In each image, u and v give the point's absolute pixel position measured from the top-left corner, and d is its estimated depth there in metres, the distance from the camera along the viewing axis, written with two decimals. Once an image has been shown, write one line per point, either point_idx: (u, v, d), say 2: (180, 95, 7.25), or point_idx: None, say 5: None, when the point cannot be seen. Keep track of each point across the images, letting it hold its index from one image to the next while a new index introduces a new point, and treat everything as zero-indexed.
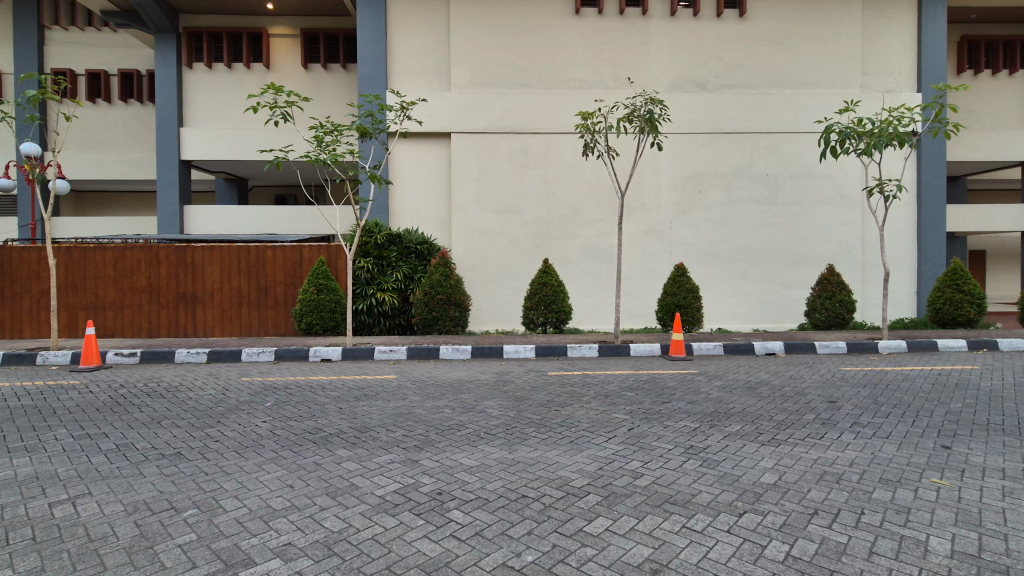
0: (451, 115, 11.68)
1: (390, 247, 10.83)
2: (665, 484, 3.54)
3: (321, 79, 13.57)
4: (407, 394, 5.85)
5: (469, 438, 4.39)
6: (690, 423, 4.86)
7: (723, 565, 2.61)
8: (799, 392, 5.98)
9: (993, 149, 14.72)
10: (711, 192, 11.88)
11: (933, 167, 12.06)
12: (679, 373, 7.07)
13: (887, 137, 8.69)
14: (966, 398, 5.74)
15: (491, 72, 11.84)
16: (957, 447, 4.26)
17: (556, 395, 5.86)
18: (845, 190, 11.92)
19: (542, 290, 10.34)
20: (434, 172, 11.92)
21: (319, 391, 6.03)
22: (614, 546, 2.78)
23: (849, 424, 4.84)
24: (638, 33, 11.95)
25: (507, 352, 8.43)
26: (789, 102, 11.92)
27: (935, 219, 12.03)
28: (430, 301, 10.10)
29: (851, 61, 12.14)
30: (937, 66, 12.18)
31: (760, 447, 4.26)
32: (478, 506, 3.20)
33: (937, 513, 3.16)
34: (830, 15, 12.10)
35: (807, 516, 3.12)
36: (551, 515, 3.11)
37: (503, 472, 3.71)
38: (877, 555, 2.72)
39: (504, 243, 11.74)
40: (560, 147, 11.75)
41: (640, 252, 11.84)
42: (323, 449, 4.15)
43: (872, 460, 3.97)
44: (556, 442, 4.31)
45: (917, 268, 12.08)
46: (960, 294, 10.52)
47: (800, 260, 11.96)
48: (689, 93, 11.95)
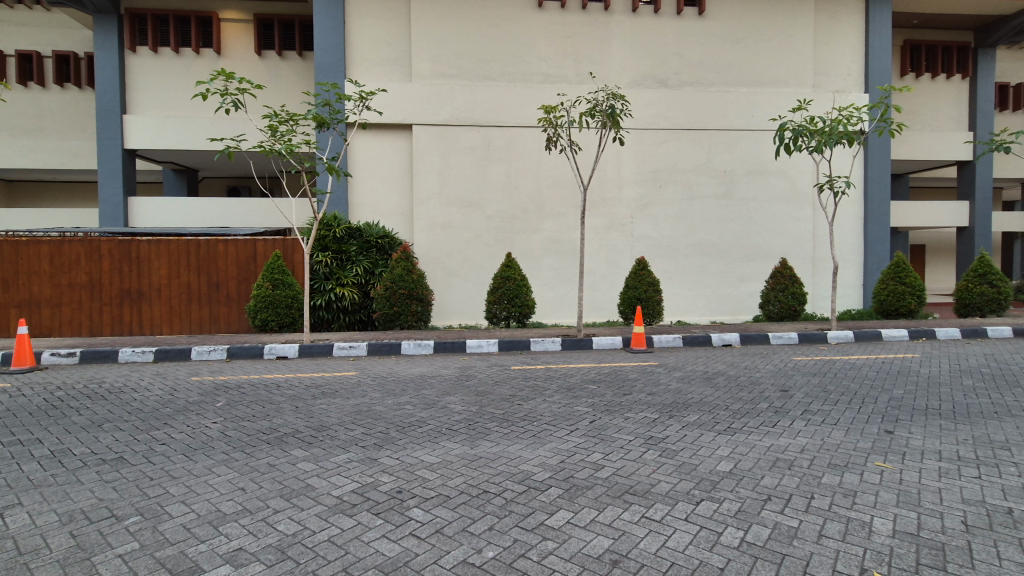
0: (412, 107, 11.48)
1: (350, 241, 10.57)
2: (625, 474, 3.58)
3: (276, 66, 13.11)
4: (367, 391, 5.73)
5: (430, 435, 4.33)
6: (650, 414, 4.93)
7: (681, 553, 2.66)
8: (753, 382, 6.18)
9: (934, 149, 15.52)
10: (671, 187, 12.10)
11: (879, 165, 12.65)
12: (640, 365, 7.17)
13: (836, 135, 9.04)
14: (908, 385, 6.07)
15: (453, 64, 11.69)
16: (899, 432, 4.48)
17: (518, 389, 5.86)
18: (798, 186, 12.37)
19: (505, 284, 10.27)
20: (394, 164, 11.70)
21: (274, 390, 5.84)
22: (575, 539, 2.79)
23: (800, 412, 5.02)
24: (600, 28, 12.02)
25: (470, 347, 8.36)
26: (746, 100, 12.24)
27: (882, 213, 12.60)
28: (392, 296, 9.90)
29: (804, 61, 12.57)
30: (883, 68, 12.73)
31: (717, 436, 4.36)
32: (439, 503, 3.16)
33: (881, 495, 3.31)
34: (785, 15, 12.46)
35: (761, 502, 3.22)
36: (513, 510, 3.09)
37: (465, 468, 3.67)
38: (825, 538, 2.82)
39: (467, 238, 11.65)
40: (523, 140, 11.74)
41: (602, 246, 11.97)
42: (278, 449, 4.01)
43: (821, 446, 4.13)
44: (518, 437, 4.31)
45: (863, 261, 12.67)
46: (903, 286, 11.04)
47: (755, 254, 12.34)
48: (650, 89, 12.11)
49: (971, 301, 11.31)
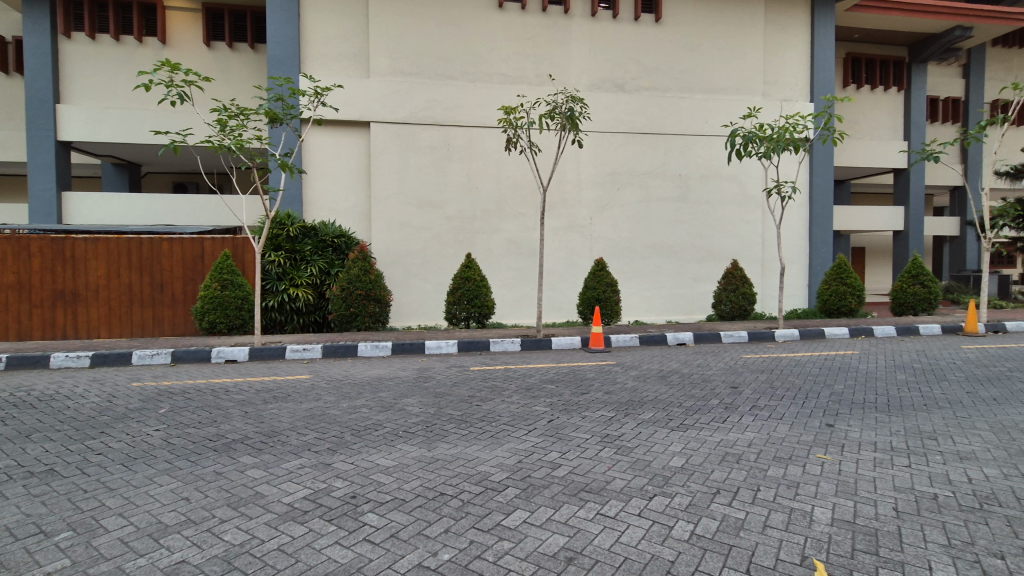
0: (370, 104, 11.28)
1: (304, 240, 10.29)
2: (582, 472, 3.63)
3: (226, 59, 12.62)
4: (321, 395, 5.59)
5: (386, 438, 4.27)
6: (607, 413, 5.02)
7: (633, 548, 2.72)
8: (705, 379, 6.39)
9: (872, 156, 16.43)
10: (629, 189, 12.35)
11: (824, 171, 13.30)
12: (598, 365, 7.28)
13: (784, 142, 9.43)
14: (847, 380, 6.41)
15: (412, 62, 11.56)
16: (839, 425, 4.72)
17: (478, 390, 5.85)
18: (748, 191, 12.85)
19: (465, 285, 10.22)
20: (351, 161, 11.46)
21: (222, 395, 5.62)
22: (531, 538, 2.80)
23: (748, 408, 5.22)
24: (560, 31, 12.14)
25: (429, 348, 8.29)
26: (700, 106, 12.62)
27: (825, 217, 13.26)
28: (348, 296, 9.67)
29: (754, 71, 13.08)
30: (827, 79, 13.38)
31: (670, 433, 4.48)
32: (394, 507, 3.11)
33: (821, 486, 3.48)
34: (737, 25, 12.93)
35: (710, 495, 3.32)
36: (469, 512, 3.08)
37: (421, 471, 3.63)
38: (769, 528, 2.94)
39: (427, 237, 11.54)
40: (482, 140, 11.73)
41: (561, 247, 12.10)
42: (225, 456, 3.86)
43: (767, 440, 4.31)
44: (476, 438, 4.29)
45: (808, 263, 13.29)
46: (844, 286, 11.63)
47: (709, 255, 12.75)
48: (609, 93, 12.32)
49: (905, 300, 12.03)
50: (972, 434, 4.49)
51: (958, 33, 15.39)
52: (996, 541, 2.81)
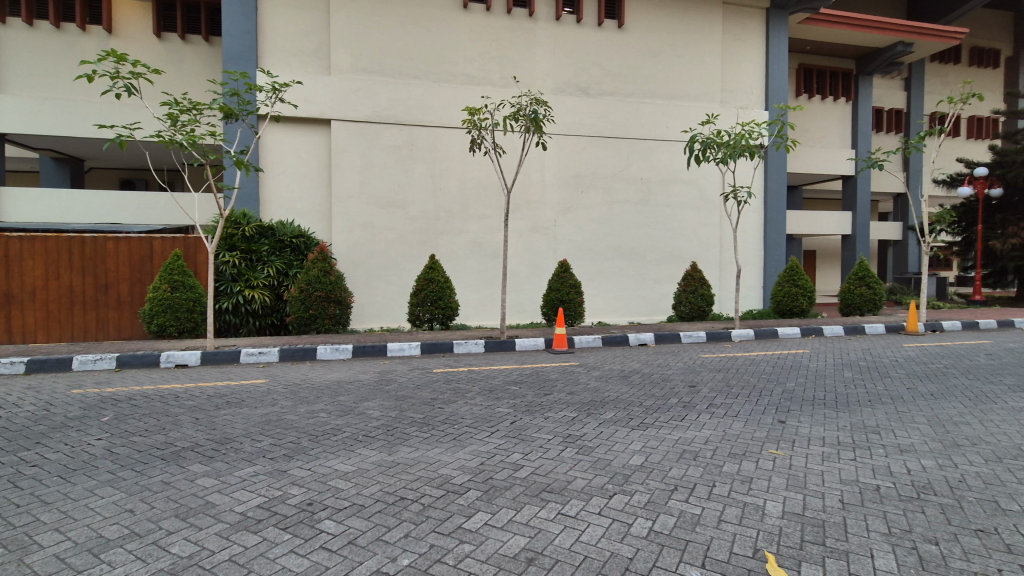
0: (331, 101, 11.05)
1: (261, 240, 10.04)
2: (543, 473, 3.65)
3: (178, 51, 12.13)
4: (277, 400, 5.43)
5: (345, 443, 4.18)
6: (569, 413, 5.07)
7: (593, 547, 2.74)
8: (665, 379, 6.53)
9: (823, 163, 17.15)
10: (592, 192, 12.51)
11: (777, 177, 13.82)
12: (561, 365, 7.34)
13: (740, 148, 9.74)
14: (798, 377, 6.68)
15: (375, 59, 11.39)
16: (791, 421, 4.91)
17: (440, 392, 5.80)
18: (707, 195, 13.24)
19: (429, 287, 10.12)
20: (311, 159, 11.21)
21: (171, 401, 5.38)
22: (492, 540, 2.80)
23: (705, 406, 5.37)
24: (524, 33, 12.21)
25: (392, 351, 8.18)
26: (661, 112, 12.93)
27: (778, 221, 13.78)
28: (307, 298, 9.41)
29: (712, 78, 13.49)
30: (781, 88, 13.92)
31: (630, 431, 4.56)
32: (353, 513, 3.05)
33: (773, 480, 3.60)
34: (697, 34, 13.31)
35: (668, 492, 3.39)
36: (430, 515, 3.05)
37: (381, 475, 3.58)
38: (724, 522, 3.03)
39: (390, 238, 11.39)
40: (447, 141, 11.67)
41: (525, 249, 12.14)
42: (174, 465, 3.70)
43: (722, 437, 4.44)
44: (438, 441, 4.25)
45: (763, 265, 13.78)
46: (796, 288, 12.10)
47: (669, 257, 13.07)
48: (572, 96, 12.46)
49: (853, 301, 12.62)
50: (912, 428, 4.74)
51: (900, 48, 16.28)
52: (930, 528, 2.98)
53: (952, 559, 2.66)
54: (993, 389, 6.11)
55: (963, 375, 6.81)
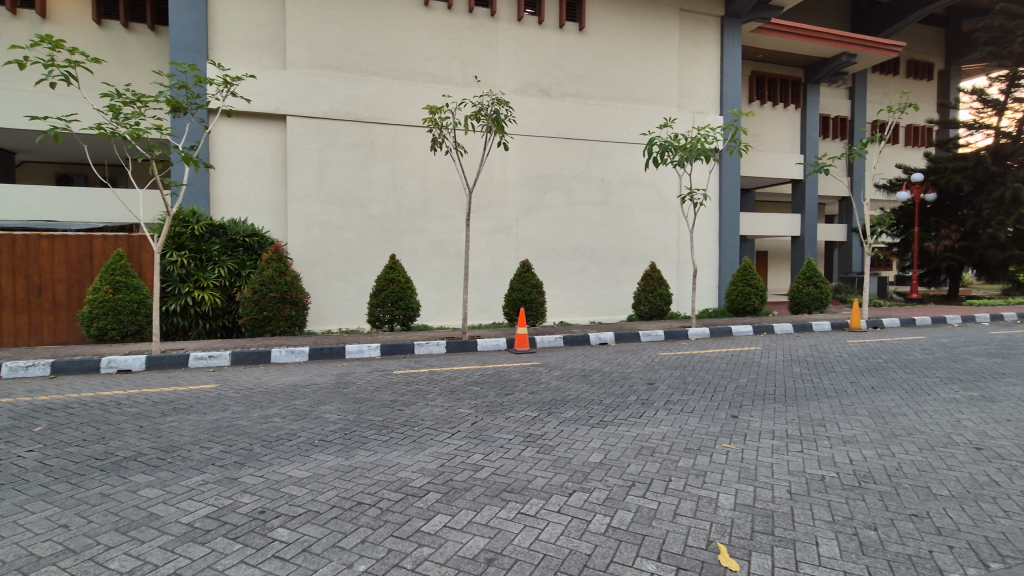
0: (287, 97, 10.74)
1: (211, 239, 9.69)
2: (504, 473, 3.65)
3: (121, 40, 11.54)
4: (228, 405, 5.22)
5: (301, 448, 4.07)
6: (531, 412, 5.09)
7: (552, 544, 2.76)
8: (624, 377, 6.64)
9: (773, 167, 17.85)
10: (554, 192, 12.61)
11: (731, 180, 14.30)
12: (523, 365, 7.37)
13: (696, 152, 10.01)
14: (750, 374, 6.92)
15: (333, 55, 11.13)
16: (743, 415, 5.09)
17: (400, 394, 5.71)
18: (665, 197, 13.58)
19: (389, 287, 9.96)
20: (266, 156, 10.86)
21: (112, 408, 5.10)
22: (451, 542, 2.77)
23: (662, 403, 5.49)
24: (486, 33, 12.19)
25: (350, 353, 8.01)
26: (621, 115, 13.17)
27: (732, 223, 14.26)
28: (261, 299, 9.10)
29: (671, 83, 13.84)
30: (735, 94, 14.40)
31: (590, 429, 4.62)
32: (307, 520, 2.96)
33: (726, 473, 3.73)
34: (655, 39, 13.62)
35: (626, 488, 3.46)
36: (388, 520, 2.99)
37: (338, 480, 3.49)
38: (679, 516, 3.10)
39: (349, 238, 11.16)
40: (407, 140, 11.53)
41: (488, 249, 12.12)
42: (114, 476, 3.51)
43: (678, 433, 4.55)
44: (397, 443, 4.19)
45: (718, 266, 14.24)
46: (749, 287, 12.53)
47: (629, 257, 13.33)
48: (534, 97, 12.53)
49: (801, 299, 13.19)
50: (854, 420, 4.99)
51: (845, 58, 17.16)
52: (870, 515, 3.14)
53: (889, 543, 2.82)
54: (927, 381, 6.51)
55: (900, 369, 7.22)
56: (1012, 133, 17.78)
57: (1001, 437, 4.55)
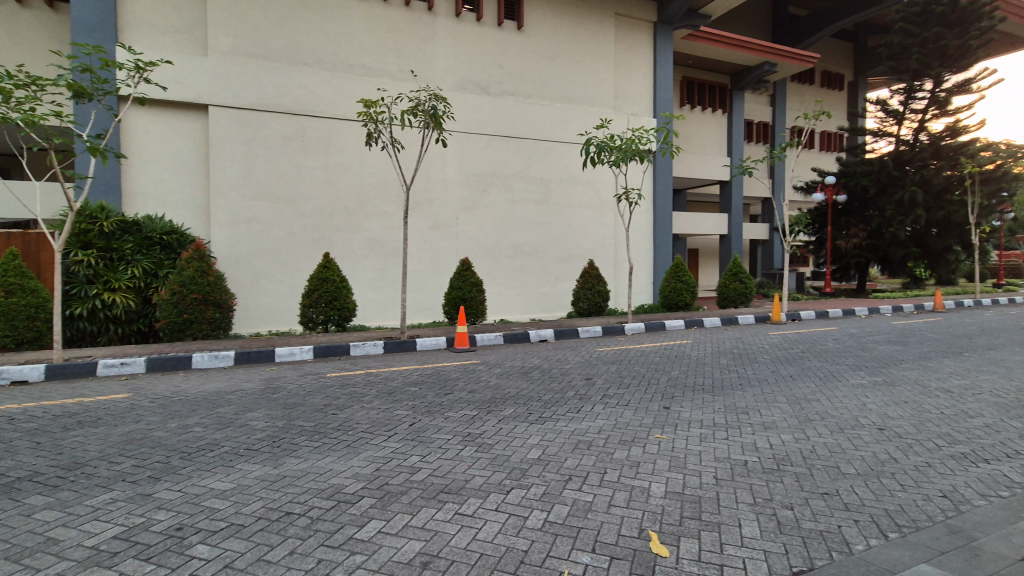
0: (209, 85, 10.12)
1: (123, 237, 8.99)
2: (441, 474, 3.61)
3: (14, 16, 10.46)
4: (142, 416, 4.85)
5: (224, 458, 3.84)
6: (470, 411, 5.06)
7: (489, 543, 2.76)
8: (562, 373, 6.77)
9: (702, 168, 18.72)
10: (494, 191, 12.62)
11: (664, 181, 14.88)
12: (462, 364, 7.34)
13: (631, 153, 10.30)
14: (682, 366, 7.24)
15: (260, 43, 10.57)
16: (674, 406, 5.30)
17: (334, 397, 5.53)
18: (602, 196, 13.94)
19: (323, 287, 9.62)
20: (186, 148, 10.19)
21: (4, 425, 4.60)
22: (385, 547, 2.71)
23: (599, 397, 5.64)
24: (423, 27, 11.99)
25: (280, 356, 7.66)
26: (558, 114, 13.37)
27: (665, 222, 14.86)
28: (180, 300, 8.51)
29: (607, 85, 14.21)
30: (667, 98, 14.99)
31: (529, 426, 4.65)
32: (230, 535, 2.80)
33: (657, 463, 3.86)
34: (591, 41, 13.92)
35: (563, 483, 3.51)
36: (318, 529, 2.88)
37: (264, 491, 3.32)
38: (613, 506, 3.19)
39: (279, 236, 10.66)
40: (341, 134, 11.17)
41: (427, 247, 11.95)
42: (5, 500, 3.16)
43: (613, 425, 4.68)
44: (330, 449, 4.05)
45: (652, 263, 14.81)
46: (681, 283, 13.09)
47: (568, 255, 13.57)
48: (473, 94, 12.48)
49: (728, 295, 13.92)
50: (774, 406, 5.33)
51: (767, 67, 18.33)
52: (787, 495, 3.35)
53: (803, 521, 3.03)
54: (838, 369, 7.06)
55: (816, 358, 7.81)
56: (910, 141, 19.59)
57: (900, 417, 5.01)
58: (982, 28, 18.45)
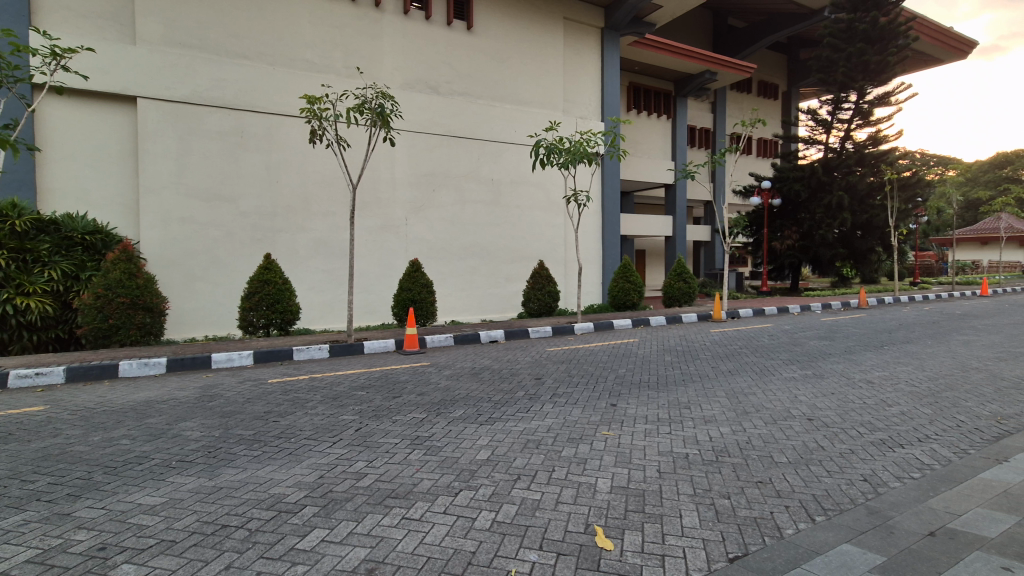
0: (138, 76, 9.53)
1: (39, 237, 8.33)
2: (388, 479, 3.55)
3: None
4: (60, 429, 4.50)
5: (154, 471, 3.63)
6: (418, 414, 5.00)
7: (437, 546, 2.74)
8: (512, 373, 6.82)
9: (648, 171, 19.31)
10: (444, 191, 12.53)
11: (611, 184, 15.25)
12: (412, 366, 7.25)
13: (579, 156, 10.46)
14: (629, 364, 7.45)
15: (194, 33, 10.04)
16: (620, 403, 5.43)
17: (276, 404, 5.33)
18: (552, 197, 14.13)
19: (264, 289, 9.25)
20: (112, 142, 9.56)
21: None
22: (329, 556, 2.64)
23: (548, 396, 5.72)
24: (370, 24, 11.76)
25: (218, 362, 7.31)
26: (508, 115, 13.45)
27: (613, 223, 15.22)
28: (105, 305, 7.96)
29: (556, 88, 14.41)
30: (614, 102, 15.37)
31: (478, 427, 4.65)
32: (159, 552, 2.64)
33: (604, 458, 3.95)
34: (541, 44, 14.07)
35: (511, 482, 3.53)
36: (257, 541, 2.77)
37: (199, 504, 3.17)
38: (560, 503, 3.24)
39: (217, 236, 10.18)
40: (284, 131, 10.79)
41: (375, 248, 11.72)
42: None
43: (562, 424, 4.75)
44: (270, 457, 3.90)
45: (600, 264, 15.15)
46: (629, 283, 13.44)
47: (519, 256, 13.67)
48: (422, 93, 12.35)
49: (674, 294, 14.41)
50: (714, 401, 5.57)
51: (708, 76, 19.19)
52: (725, 485, 3.51)
53: (739, 509, 3.18)
54: (772, 363, 7.47)
55: (753, 353, 8.23)
56: (837, 149, 20.92)
57: (827, 408, 5.34)
58: (898, 46, 19.92)
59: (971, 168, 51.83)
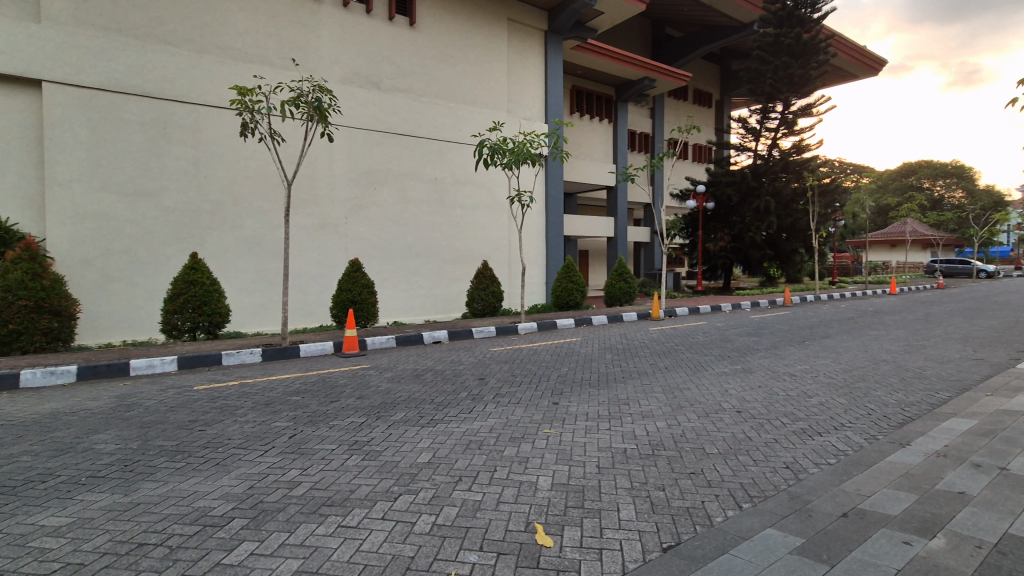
0: (44, 58, 8.73)
1: None
2: (324, 486, 3.42)
3: None
4: None
5: (61, 489, 3.33)
6: (357, 419, 4.86)
7: (374, 553, 2.67)
8: (456, 373, 6.77)
9: (590, 174, 19.73)
10: (385, 189, 12.27)
11: (555, 185, 15.47)
12: (351, 369, 7.05)
13: (523, 156, 10.51)
14: (572, 362, 7.58)
15: (110, 14, 9.29)
16: (562, 401, 5.52)
17: (202, 412, 5.03)
18: (496, 197, 14.17)
19: (190, 290, 8.72)
20: (13, 130, 8.71)
21: None
22: (258, 570, 2.51)
23: (491, 396, 5.72)
24: (307, 15, 11.33)
25: (137, 369, 6.82)
26: (451, 114, 13.36)
27: (556, 224, 15.45)
28: (4, 308, 7.23)
29: (499, 89, 14.46)
30: (557, 104, 15.60)
31: (419, 430, 4.58)
32: None
33: (545, 456, 4.00)
34: (484, 44, 14.06)
35: (453, 484, 3.50)
36: (178, 559, 2.59)
37: (113, 522, 2.93)
38: (502, 503, 3.24)
39: (137, 233, 9.49)
40: (213, 123, 10.22)
41: (312, 247, 11.31)
42: None
43: (505, 424, 4.77)
44: (195, 469, 3.67)
45: (544, 264, 15.34)
46: (572, 283, 13.68)
47: (462, 256, 13.61)
48: (363, 88, 12.03)
49: (615, 294, 14.81)
50: (651, 396, 5.76)
51: (647, 82, 19.85)
52: (659, 478, 3.63)
53: (673, 500, 3.30)
54: (706, 359, 7.82)
55: (688, 350, 8.57)
56: (765, 156, 22.19)
57: (753, 400, 5.66)
58: (818, 62, 21.36)
59: (882, 176, 56.47)
